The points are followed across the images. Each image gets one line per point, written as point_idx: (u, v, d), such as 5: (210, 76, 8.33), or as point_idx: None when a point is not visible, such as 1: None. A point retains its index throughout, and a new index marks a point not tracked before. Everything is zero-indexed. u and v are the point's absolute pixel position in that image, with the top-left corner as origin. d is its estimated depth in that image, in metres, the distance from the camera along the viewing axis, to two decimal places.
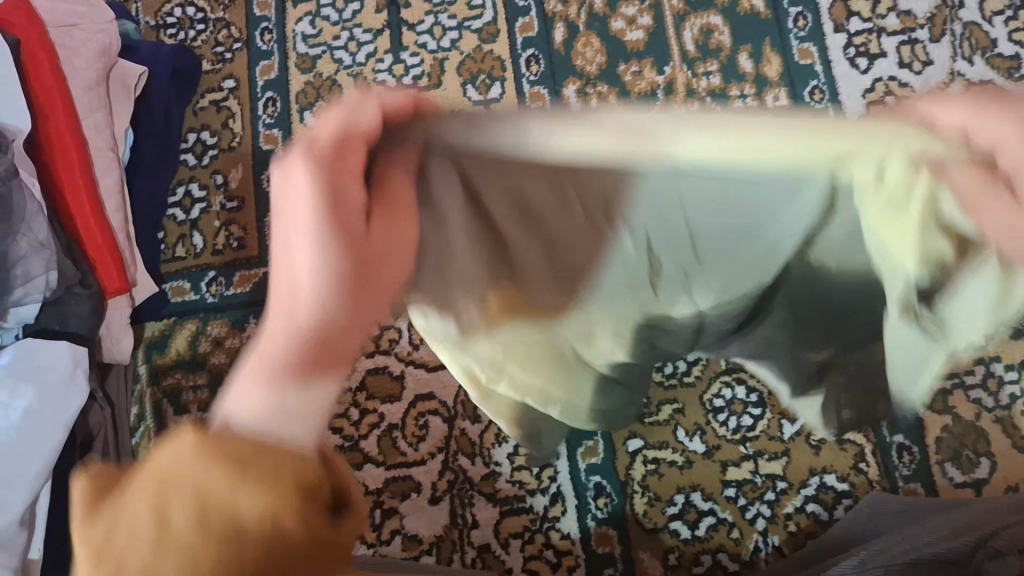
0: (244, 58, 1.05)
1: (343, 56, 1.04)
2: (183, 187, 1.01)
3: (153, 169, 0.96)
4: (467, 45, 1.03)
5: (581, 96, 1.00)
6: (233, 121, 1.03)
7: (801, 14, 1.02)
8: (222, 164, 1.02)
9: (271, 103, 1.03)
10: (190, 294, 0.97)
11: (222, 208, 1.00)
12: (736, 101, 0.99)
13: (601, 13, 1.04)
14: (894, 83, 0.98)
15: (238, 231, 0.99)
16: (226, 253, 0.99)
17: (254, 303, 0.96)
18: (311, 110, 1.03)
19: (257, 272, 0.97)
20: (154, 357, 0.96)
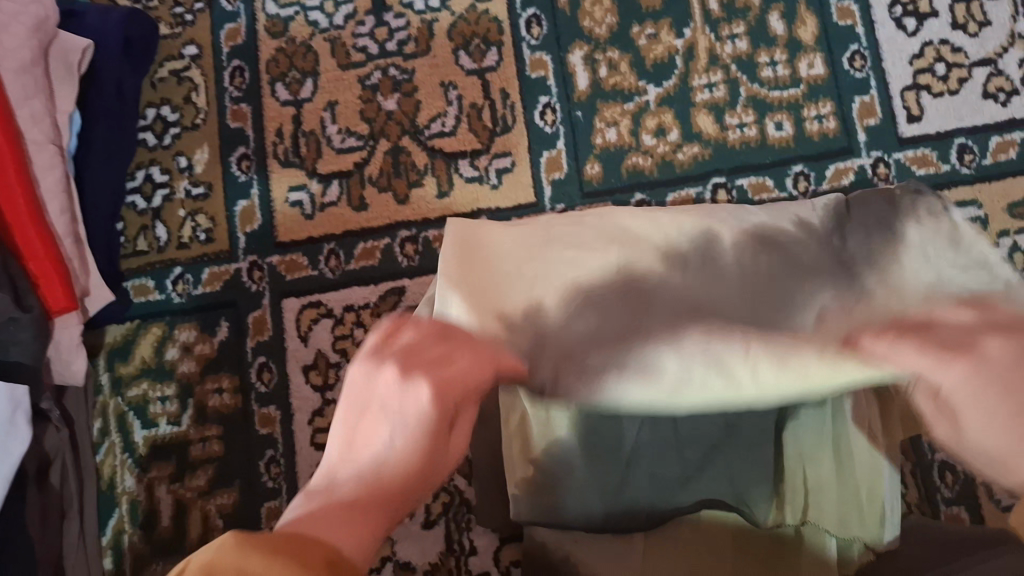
0: (207, 21, 0.93)
1: (319, 18, 0.91)
2: (142, 170, 0.90)
3: (107, 154, 0.85)
4: (459, 5, 0.91)
5: (589, 64, 0.89)
6: (197, 94, 0.91)
7: None
8: (185, 145, 0.90)
9: (239, 74, 0.91)
10: (155, 294, 0.88)
11: (187, 195, 0.89)
12: (765, 70, 0.87)
13: None
14: (945, 49, 0.86)
15: (206, 222, 0.89)
16: (193, 247, 0.88)
17: (225, 304, 0.87)
18: (284, 81, 0.90)
19: (227, 269, 0.87)
20: (116, 364, 0.87)
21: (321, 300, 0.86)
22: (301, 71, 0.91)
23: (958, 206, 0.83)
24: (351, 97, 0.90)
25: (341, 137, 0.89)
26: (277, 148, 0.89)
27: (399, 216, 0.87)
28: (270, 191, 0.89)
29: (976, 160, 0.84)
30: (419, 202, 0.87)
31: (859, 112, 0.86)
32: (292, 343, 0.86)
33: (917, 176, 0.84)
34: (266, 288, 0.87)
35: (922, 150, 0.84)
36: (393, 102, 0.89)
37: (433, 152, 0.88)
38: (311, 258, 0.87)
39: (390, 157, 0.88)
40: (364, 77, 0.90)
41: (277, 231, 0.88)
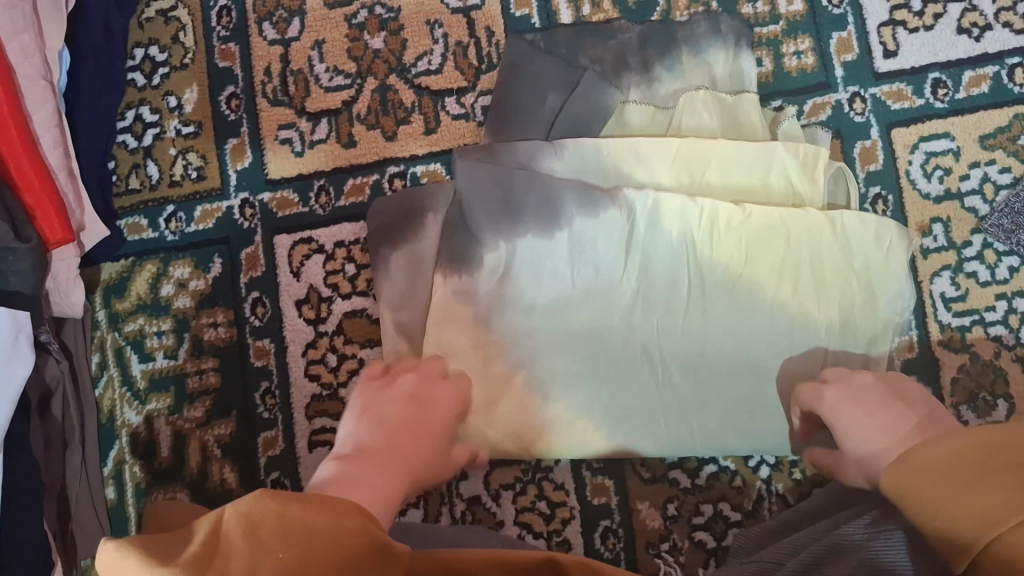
0: None
1: None
2: (132, 111, 0.91)
3: (97, 93, 0.87)
4: None
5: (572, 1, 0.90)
6: (184, 34, 0.92)
7: None
8: (174, 84, 0.91)
9: (226, 13, 0.92)
10: (148, 232, 0.90)
11: (178, 134, 0.90)
12: (745, 7, 0.89)
13: None
14: None
15: (197, 160, 0.90)
16: (185, 186, 0.90)
17: (217, 240, 0.89)
18: (271, 21, 0.91)
19: (219, 207, 0.89)
20: (113, 301, 0.89)
21: (312, 236, 0.88)
22: (288, 10, 0.91)
23: (931, 137, 0.85)
24: (338, 35, 0.90)
25: (329, 76, 0.90)
26: (266, 86, 0.90)
27: (387, 152, 0.89)
28: (260, 130, 0.90)
29: (949, 94, 0.86)
30: (407, 138, 0.89)
31: (837, 47, 0.87)
32: (284, 277, 0.88)
33: (892, 110, 0.86)
34: (258, 224, 0.89)
35: (897, 84, 0.86)
36: (380, 41, 0.90)
37: (420, 90, 0.89)
38: (302, 194, 0.89)
39: (378, 95, 0.89)
40: (350, 16, 0.90)
41: (267, 168, 0.89)
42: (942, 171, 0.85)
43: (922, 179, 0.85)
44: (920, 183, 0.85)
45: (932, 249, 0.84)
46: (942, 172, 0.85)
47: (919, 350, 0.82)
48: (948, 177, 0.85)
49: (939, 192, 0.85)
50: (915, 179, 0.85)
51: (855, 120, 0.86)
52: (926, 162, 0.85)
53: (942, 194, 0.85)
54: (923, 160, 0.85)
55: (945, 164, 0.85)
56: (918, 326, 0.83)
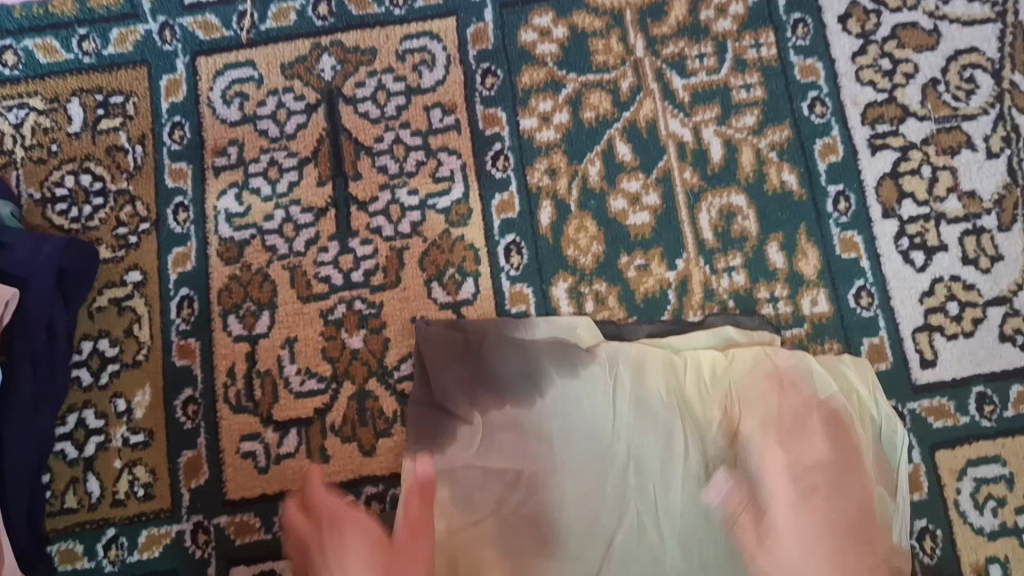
0: (152, 244, 0.83)
1: (277, 243, 0.83)
2: (74, 414, 0.80)
3: (34, 402, 0.76)
4: (432, 230, 0.82)
5: (574, 297, 0.81)
6: (139, 327, 0.82)
7: (842, 193, 0.82)
8: (124, 385, 0.81)
9: (187, 304, 0.82)
10: (83, 560, 0.77)
11: (124, 443, 0.79)
12: (765, 306, 0.80)
13: (597, 187, 0.83)
14: (957, 285, 0.80)
15: (145, 474, 0.78)
16: (129, 505, 0.78)
17: (163, 573, 0.76)
18: (237, 313, 0.81)
19: (167, 531, 0.77)
20: None
21: (274, 569, 0.76)
22: (256, 302, 0.81)
23: (980, 461, 0.76)
24: (312, 333, 0.80)
25: (300, 378, 0.80)
26: (228, 390, 0.80)
27: (364, 471, 0.78)
28: (219, 440, 0.79)
29: (996, 411, 0.77)
30: (387, 454, 0.78)
31: (869, 355, 0.79)
32: None
33: (934, 429, 0.77)
34: (212, 554, 0.77)
35: (938, 399, 0.77)
36: (359, 339, 0.80)
37: (403, 397, 0.79)
38: (265, 518, 0.77)
39: (355, 402, 0.79)
40: (326, 310, 0.81)
41: (225, 487, 0.78)
42: (995, 501, 0.75)
43: (974, 511, 0.75)
44: (971, 515, 0.75)
45: None
46: (996, 503, 0.75)
47: None
48: (1003, 508, 0.75)
49: (994, 527, 0.75)
50: (965, 510, 0.75)
51: None
52: (976, 490, 0.75)
53: (998, 529, 0.75)
54: (973, 488, 0.75)
55: (998, 493, 0.75)
56: None
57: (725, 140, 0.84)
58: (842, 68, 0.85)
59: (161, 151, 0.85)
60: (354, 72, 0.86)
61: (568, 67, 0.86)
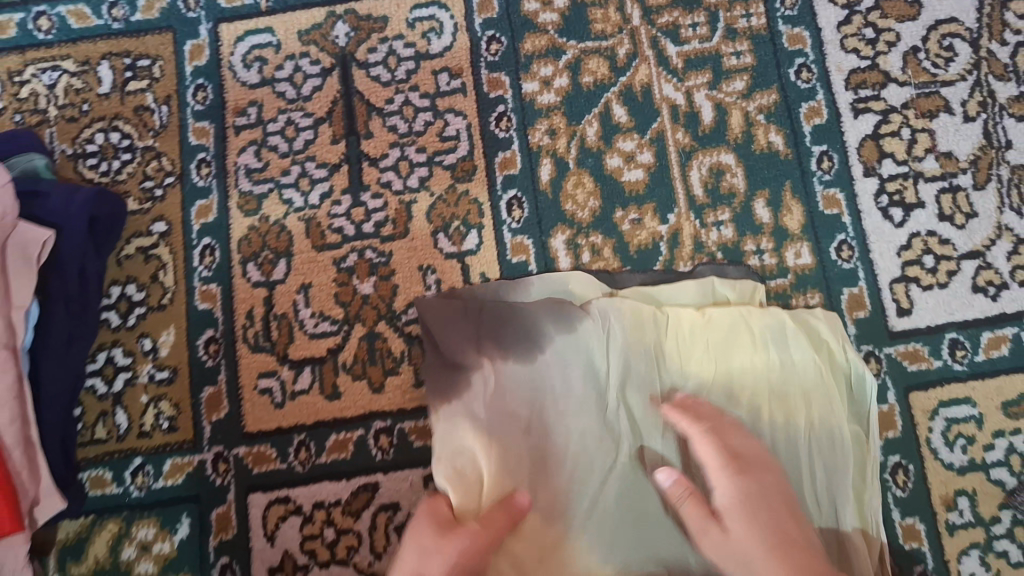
0: (177, 197, 0.89)
1: (293, 196, 0.88)
2: (104, 353, 0.86)
3: (67, 340, 0.81)
4: (439, 185, 0.88)
5: (572, 249, 0.86)
6: (164, 273, 0.87)
7: (826, 153, 0.87)
8: (150, 326, 0.86)
9: (209, 253, 0.88)
10: (112, 486, 0.83)
11: (151, 379, 0.85)
12: (751, 259, 0.85)
13: (594, 147, 0.88)
14: (933, 240, 0.85)
15: (169, 408, 0.84)
16: (155, 436, 0.84)
17: (186, 498, 0.83)
18: (256, 261, 0.87)
19: (190, 460, 0.83)
20: (68, 564, 0.81)
21: (289, 496, 0.82)
22: (274, 251, 0.87)
23: (952, 402, 0.81)
24: (326, 279, 0.86)
25: (315, 321, 0.85)
26: (247, 331, 0.85)
27: (374, 406, 0.83)
28: (238, 377, 0.85)
29: (968, 356, 0.82)
30: (395, 391, 0.84)
31: (848, 304, 0.84)
32: (257, 541, 0.82)
33: (908, 372, 0.82)
34: (231, 481, 0.83)
35: (913, 344, 0.82)
36: (370, 286, 0.86)
37: (410, 339, 0.84)
38: (280, 449, 0.83)
39: (366, 343, 0.85)
40: (339, 258, 0.86)
41: (243, 420, 0.84)
42: (964, 439, 0.80)
43: (945, 447, 0.80)
44: (942, 452, 0.80)
45: (958, 524, 0.79)
46: (965, 441, 0.80)
47: None
48: (972, 445, 0.80)
49: (963, 462, 0.80)
50: (937, 447, 0.80)
51: None
52: (948, 429, 0.80)
53: (966, 464, 0.80)
54: (944, 427, 0.81)
55: (967, 431, 0.80)
56: None
57: (716, 103, 0.89)
58: (828, 36, 0.90)
59: (185, 110, 0.91)
60: (366, 38, 0.92)
61: (568, 34, 0.91)
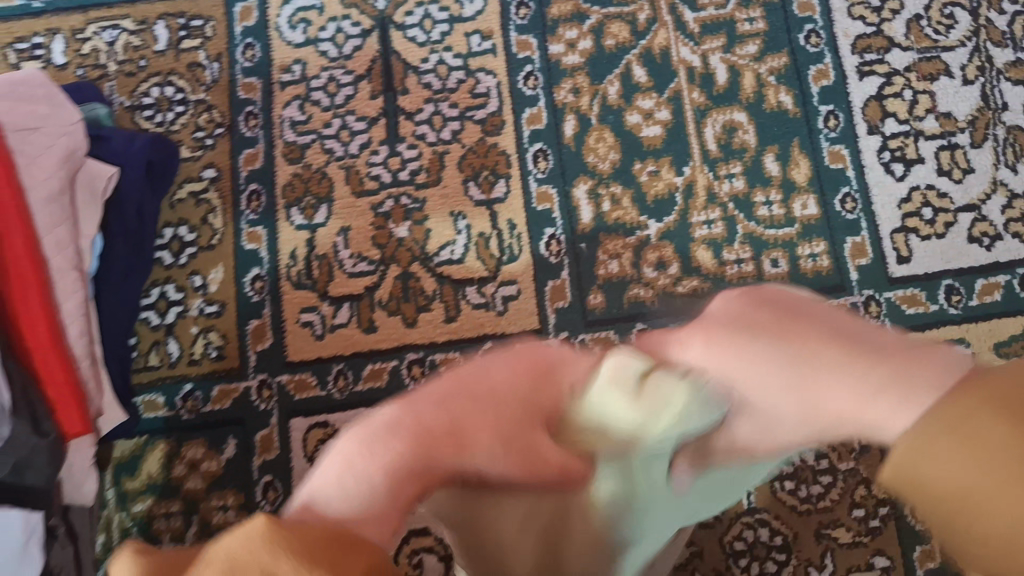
0: (226, 146, 0.96)
1: (334, 146, 0.95)
2: (157, 288, 0.93)
3: (125, 273, 0.88)
4: (470, 137, 0.94)
5: (593, 197, 0.92)
6: (213, 216, 0.94)
7: (832, 112, 0.93)
8: (200, 264, 0.93)
9: (256, 197, 0.94)
10: (164, 409, 0.90)
11: (200, 313, 0.92)
12: (761, 209, 0.91)
13: (615, 104, 0.95)
14: (931, 194, 0.90)
15: (218, 339, 0.91)
16: (204, 364, 0.91)
17: (232, 421, 0.89)
18: (299, 206, 0.94)
19: (236, 386, 0.90)
20: (122, 479, 0.88)
21: (328, 420, 0.88)
22: (316, 196, 0.94)
23: None
24: (363, 222, 0.93)
25: (353, 261, 0.92)
26: (290, 270, 0.92)
27: (407, 339, 0.90)
28: (282, 312, 0.91)
29: (963, 301, 0.87)
30: (426, 325, 0.90)
31: (851, 252, 0.89)
32: (297, 462, 0.87)
33: (907, 314, 0.87)
34: (274, 407, 0.89)
35: (911, 290, 0.88)
36: (404, 229, 0.92)
37: (442, 279, 0.91)
38: (320, 377, 0.89)
39: (400, 282, 0.91)
40: (376, 204, 0.93)
41: (286, 350, 0.90)
42: None
43: None
44: None
45: None
46: None
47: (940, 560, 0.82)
48: None
49: None
50: None
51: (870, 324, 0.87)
52: None
53: None
54: None
55: None
56: None
57: (730, 66, 0.95)
58: (836, 5, 0.96)
59: (235, 67, 0.98)
60: (404, 3, 0.99)
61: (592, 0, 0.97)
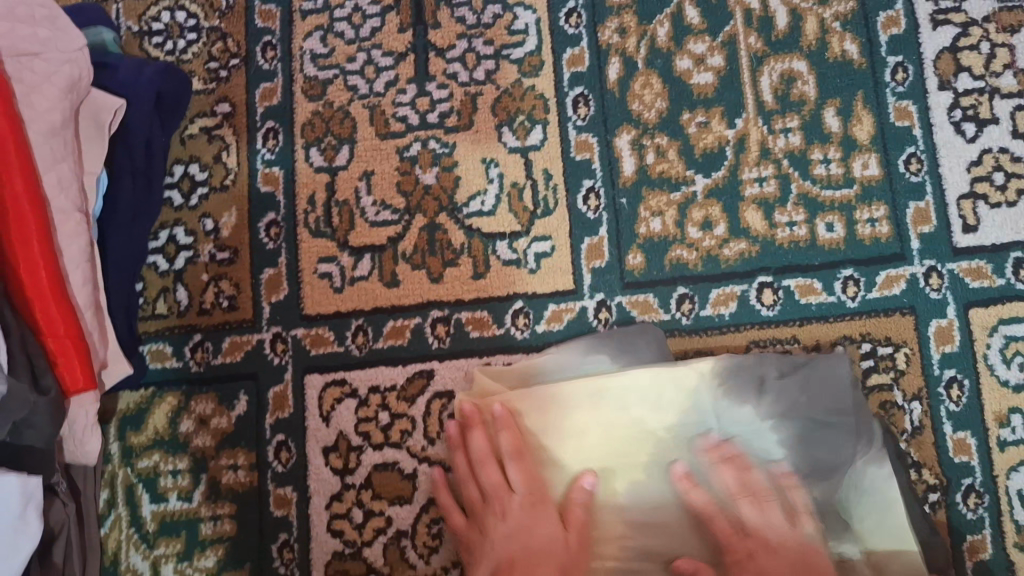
0: (242, 78, 0.89)
1: (358, 83, 0.88)
2: (166, 231, 0.86)
3: (133, 214, 0.81)
4: (505, 78, 0.87)
5: (636, 149, 0.85)
6: (227, 154, 0.88)
7: (901, 64, 0.85)
8: (213, 207, 0.87)
9: (273, 136, 0.88)
10: (172, 360, 0.84)
11: (212, 259, 0.86)
12: (818, 167, 0.84)
13: (664, 47, 0.87)
14: (1004, 157, 0.83)
15: (230, 288, 0.85)
16: (215, 314, 0.85)
17: (245, 375, 0.83)
18: (319, 147, 0.87)
19: (249, 339, 0.84)
20: (127, 433, 0.83)
21: (346, 378, 0.83)
22: (337, 137, 0.87)
23: (1012, 321, 0.80)
24: (387, 168, 0.86)
25: (376, 209, 0.86)
26: (308, 216, 0.86)
27: (432, 294, 0.84)
28: (299, 261, 0.85)
29: None
30: (453, 282, 0.84)
31: (914, 218, 0.83)
32: (313, 422, 0.83)
33: (970, 289, 0.81)
34: (289, 361, 0.83)
35: (977, 261, 0.81)
36: (432, 176, 0.86)
37: (470, 231, 0.85)
38: (338, 333, 0.84)
39: (426, 233, 0.85)
40: (403, 147, 0.87)
41: (303, 302, 0.85)
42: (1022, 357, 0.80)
43: (1001, 364, 0.80)
44: (998, 368, 0.80)
45: (1010, 441, 0.79)
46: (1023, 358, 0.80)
47: (991, 551, 0.77)
48: None
49: (1019, 380, 0.79)
50: (993, 363, 0.80)
51: (931, 297, 0.81)
52: (1005, 346, 0.80)
53: (1022, 382, 0.79)
54: (1002, 343, 0.80)
55: None
56: (992, 525, 0.77)
57: (792, 9, 0.87)
58: None
59: None
60: None
61: None
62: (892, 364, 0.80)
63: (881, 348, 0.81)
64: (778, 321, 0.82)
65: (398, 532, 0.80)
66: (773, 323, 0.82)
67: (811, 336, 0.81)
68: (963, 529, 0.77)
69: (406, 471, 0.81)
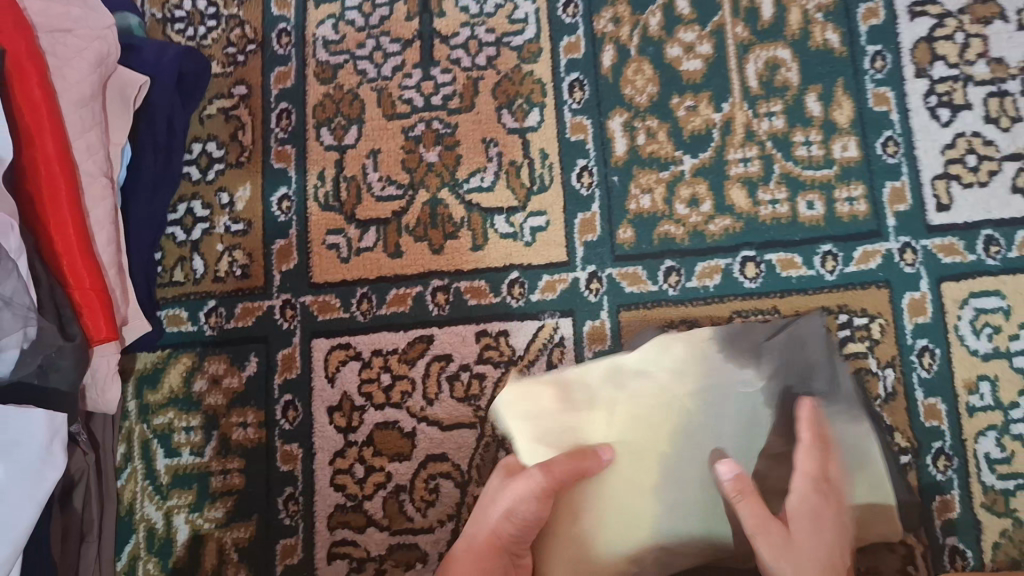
0: (258, 62, 0.94)
1: (367, 68, 0.93)
2: (184, 204, 0.92)
3: (154, 186, 0.87)
4: (505, 63, 0.92)
5: (628, 130, 0.90)
6: (242, 133, 0.93)
7: (880, 53, 0.90)
8: (229, 181, 0.92)
9: (286, 116, 0.93)
10: (187, 324, 0.89)
11: (226, 231, 0.91)
12: (799, 149, 0.89)
13: (656, 36, 0.92)
14: (977, 140, 0.88)
15: (243, 257, 0.90)
16: (228, 281, 0.90)
17: (256, 339, 0.89)
18: (329, 126, 0.92)
19: (260, 305, 0.89)
20: (144, 392, 0.88)
21: (351, 342, 0.88)
22: (346, 117, 0.93)
23: (981, 294, 0.84)
24: (393, 146, 0.92)
25: (382, 185, 0.91)
26: (318, 191, 0.91)
27: (433, 265, 0.89)
28: (308, 233, 0.91)
29: (1002, 252, 0.85)
30: (453, 253, 0.89)
31: (890, 197, 0.87)
32: (318, 382, 0.87)
33: (943, 264, 0.85)
34: (297, 326, 0.89)
35: (949, 238, 0.86)
36: (435, 154, 0.91)
37: (470, 206, 0.90)
38: (344, 300, 0.89)
39: (428, 207, 0.90)
40: (408, 128, 0.92)
41: (311, 271, 0.90)
42: (991, 328, 0.84)
43: (972, 335, 0.84)
44: (969, 338, 0.84)
45: (978, 407, 0.83)
46: (992, 330, 0.84)
47: (959, 510, 0.81)
48: (998, 334, 0.84)
49: (988, 350, 0.84)
50: (964, 334, 0.84)
51: (905, 272, 0.85)
52: (975, 318, 0.84)
53: (991, 352, 0.84)
54: (973, 315, 0.84)
55: (995, 321, 0.84)
56: (960, 486, 0.82)
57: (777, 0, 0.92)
58: None
59: None
60: None
61: None
62: (867, 334, 0.85)
63: (857, 319, 0.85)
64: (759, 292, 0.86)
65: (397, 487, 0.85)
66: (755, 295, 0.86)
67: (790, 306, 0.86)
68: (933, 489, 0.82)
69: (405, 430, 0.86)
